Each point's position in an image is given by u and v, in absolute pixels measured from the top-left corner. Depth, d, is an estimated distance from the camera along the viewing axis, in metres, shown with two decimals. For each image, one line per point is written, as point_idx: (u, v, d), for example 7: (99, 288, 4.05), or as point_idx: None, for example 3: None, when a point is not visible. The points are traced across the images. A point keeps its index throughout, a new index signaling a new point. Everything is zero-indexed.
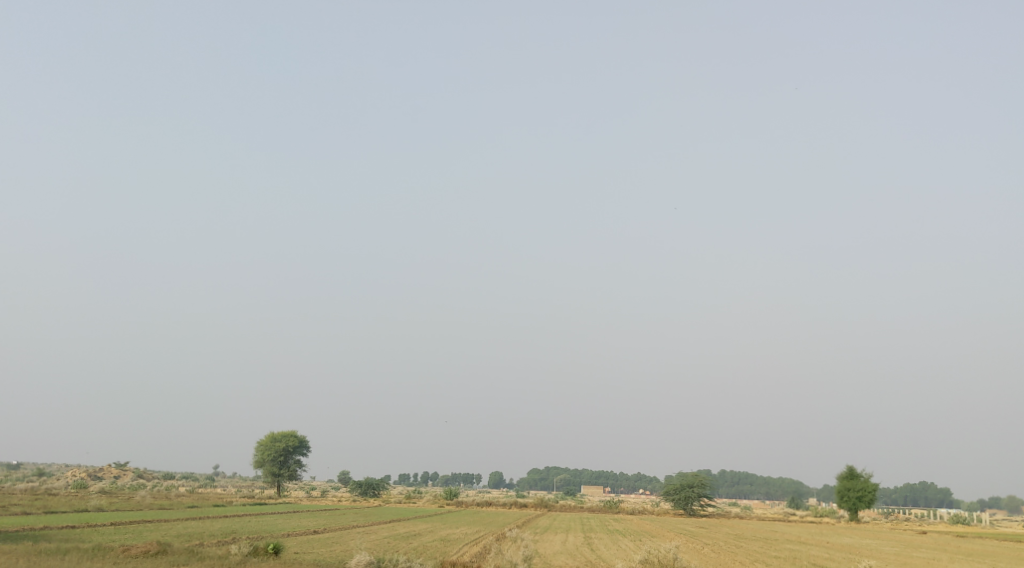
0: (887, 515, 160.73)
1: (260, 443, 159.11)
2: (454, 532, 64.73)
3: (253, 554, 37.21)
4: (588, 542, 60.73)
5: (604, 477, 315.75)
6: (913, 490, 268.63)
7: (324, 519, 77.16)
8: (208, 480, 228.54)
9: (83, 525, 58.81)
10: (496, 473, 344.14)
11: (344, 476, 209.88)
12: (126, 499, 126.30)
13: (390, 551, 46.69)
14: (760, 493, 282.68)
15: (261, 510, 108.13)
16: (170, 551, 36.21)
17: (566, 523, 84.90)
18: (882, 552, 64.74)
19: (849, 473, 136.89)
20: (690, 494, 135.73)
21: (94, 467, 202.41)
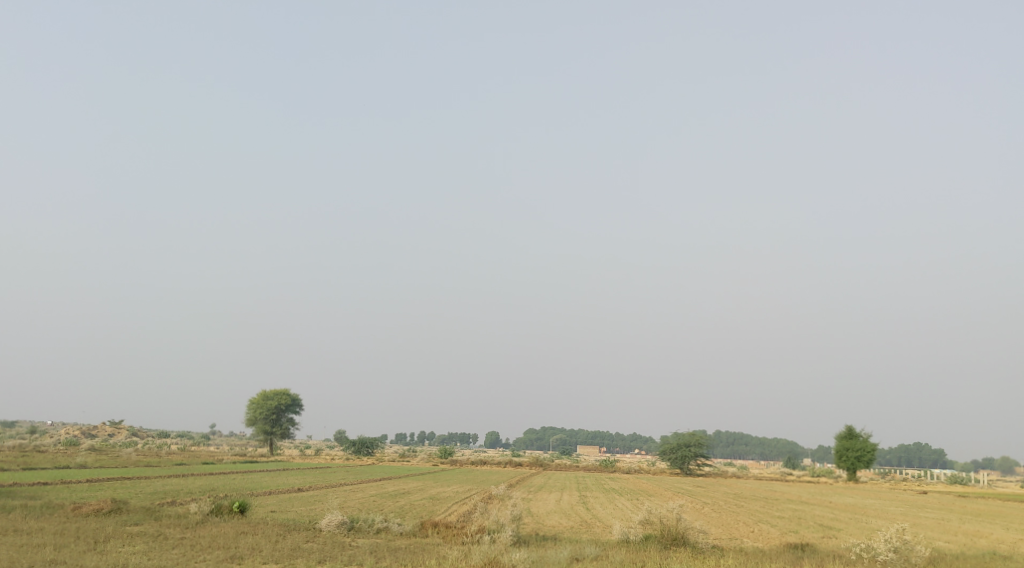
0: (886, 476, 158.59)
1: (252, 402, 156.64)
2: (445, 490, 62.31)
3: (216, 513, 34.29)
4: (585, 501, 57.99)
5: (599, 437, 315.03)
6: (907, 451, 267.90)
7: (313, 478, 74.70)
8: (203, 439, 227.25)
9: (54, 482, 56.33)
10: (492, 433, 342.95)
11: (340, 434, 207.90)
12: (115, 457, 124.08)
13: (372, 509, 43.91)
14: (755, 454, 282.82)
15: (252, 468, 105.78)
16: (125, 510, 33.33)
17: (562, 482, 82.36)
18: (888, 512, 62.01)
19: (848, 432, 134.58)
20: (687, 453, 133.61)
21: (87, 424, 200.26)
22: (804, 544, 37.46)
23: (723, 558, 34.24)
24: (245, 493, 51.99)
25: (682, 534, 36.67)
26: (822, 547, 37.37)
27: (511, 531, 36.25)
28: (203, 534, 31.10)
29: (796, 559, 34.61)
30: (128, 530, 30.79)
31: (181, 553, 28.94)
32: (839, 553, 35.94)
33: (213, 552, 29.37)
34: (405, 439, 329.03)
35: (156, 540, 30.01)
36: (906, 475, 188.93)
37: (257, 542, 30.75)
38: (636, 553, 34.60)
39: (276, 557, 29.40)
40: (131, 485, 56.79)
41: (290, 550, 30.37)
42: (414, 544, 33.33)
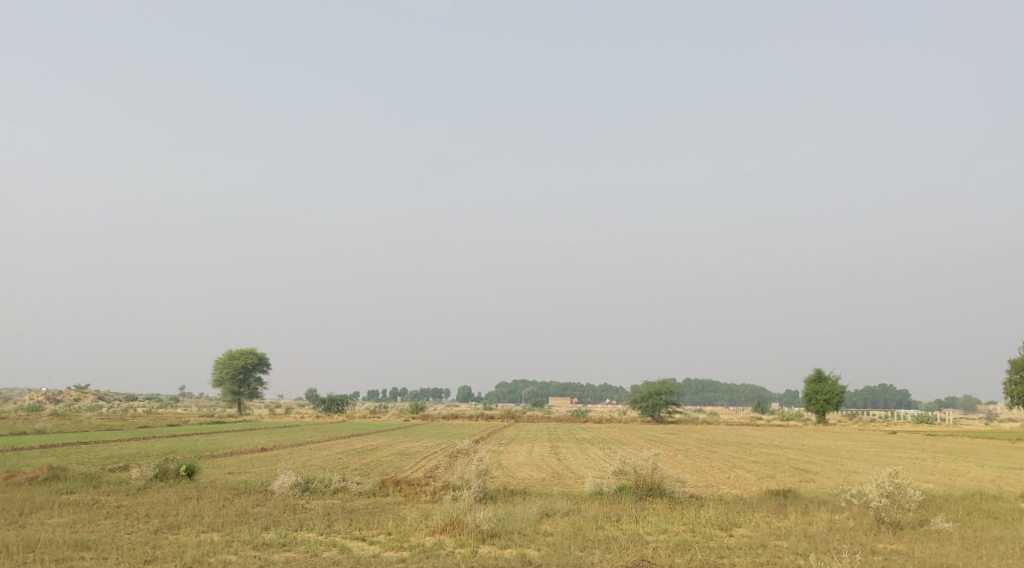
0: (853, 417, 159.43)
1: (218, 362, 154.10)
2: (413, 445, 60.87)
3: (160, 478, 32.34)
4: (556, 452, 56.76)
5: (570, 389, 315.54)
6: (874, 392, 270.65)
7: (279, 436, 73.10)
8: (171, 401, 224.77)
9: (5, 449, 54.27)
10: (463, 387, 342.45)
11: (310, 393, 206.06)
12: (78, 422, 121.79)
13: (334, 467, 42.21)
14: (724, 400, 284.81)
15: (218, 429, 104.34)
16: (62, 478, 31.33)
17: (532, 434, 81.50)
18: (863, 453, 61.10)
19: (817, 376, 134.45)
20: (658, 402, 133.00)
21: (51, 389, 196.72)
22: (787, 489, 36.06)
23: (703, 508, 32.75)
24: (202, 454, 50.32)
25: (658, 484, 35.14)
26: (805, 492, 35.97)
27: (476, 487, 34.59)
28: (143, 501, 29.18)
29: (779, 507, 33.16)
30: (60, 498, 28.82)
31: (114, 523, 27.03)
32: (826, 499, 34.52)
33: (152, 520, 27.49)
34: (377, 396, 328.73)
35: (90, 509, 28.07)
36: (873, 415, 190.06)
37: (200, 508, 28.84)
38: (611, 506, 33.07)
39: (219, 525, 27.58)
40: (87, 450, 55.06)
41: (235, 516, 28.47)
42: (374, 505, 31.60)
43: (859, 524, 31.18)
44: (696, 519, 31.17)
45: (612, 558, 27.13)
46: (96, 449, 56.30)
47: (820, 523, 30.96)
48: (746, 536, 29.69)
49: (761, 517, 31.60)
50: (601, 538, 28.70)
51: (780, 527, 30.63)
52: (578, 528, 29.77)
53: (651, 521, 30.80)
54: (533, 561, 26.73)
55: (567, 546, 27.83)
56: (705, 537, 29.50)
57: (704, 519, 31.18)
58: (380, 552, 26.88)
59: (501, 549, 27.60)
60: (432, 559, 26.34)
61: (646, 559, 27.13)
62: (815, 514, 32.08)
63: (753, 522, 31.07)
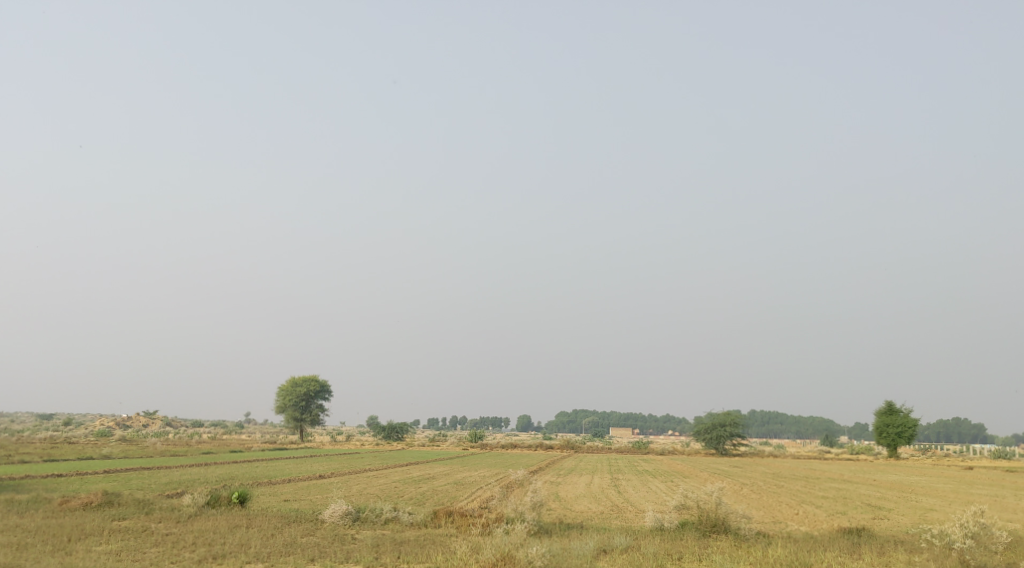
0: (926, 451, 154.83)
1: (281, 389, 155.31)
2: (470, 475, 60.20)
3: (211, 505, 32.01)
4: (616, 484, 55.58)
5: (631, 419, 312.06)
6: (947, 426, 262.88)
7: (337, 464, 72.95)
8: (236, 427, 227.25)
9: (68, 473, 54.78)
10: (524, 416, 341.23)
11: (372, 420, 206.59)
12: (145, 447, 123.28)
13: (389, 496, 41.60)
14: (790, 433, 279.08)
15: (280, 455, 104.69)
16: (116, 503, 31.18)
17: (593, 465, 80.23)
18: (937, 489, 58.70)
19: (889, 408, 130.74)
20: (722, 434, 130.46)
21: (120, 415, 200.07)
22: (860, 528, 34.42)
23: (771, 546, 31.27)
24: (259, 481, 50.20)
25: (722, 520, 33.81)
26: (879, 531, 34.29)
27: (531, 521, 33.61)
28: (192, 528, 28.81)
29: (852, 546, 31.61)
30: (111, 525, 28.63)
31: (159, 551, 26.69)
32: (904, 540, 32.80)
33: (198, 550, 27.05)
34: (438, 424, 328.95)
35: (137, 537, 27.78)
36: (946, 450, 184.24)
37: (248, 537, 28.37)
38: (672, 543, 31.84)
39: (265, 555, 27.05)
40: (148, 475, 55.42)
41: (282, 546, 27.94)
42: (425, 536, 30.84)
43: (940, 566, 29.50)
44: (763, 558, 29.80)
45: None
46: (157, 474, 56.61)
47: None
48: None
49: (834, 557, 30.06)
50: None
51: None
52: None
53: (715, 561, 29.51)
54: None
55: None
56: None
57: (772, 558, 29.78)
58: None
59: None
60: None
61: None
62: (894, 557, 30.52)
63: (825, 563, 29.53)
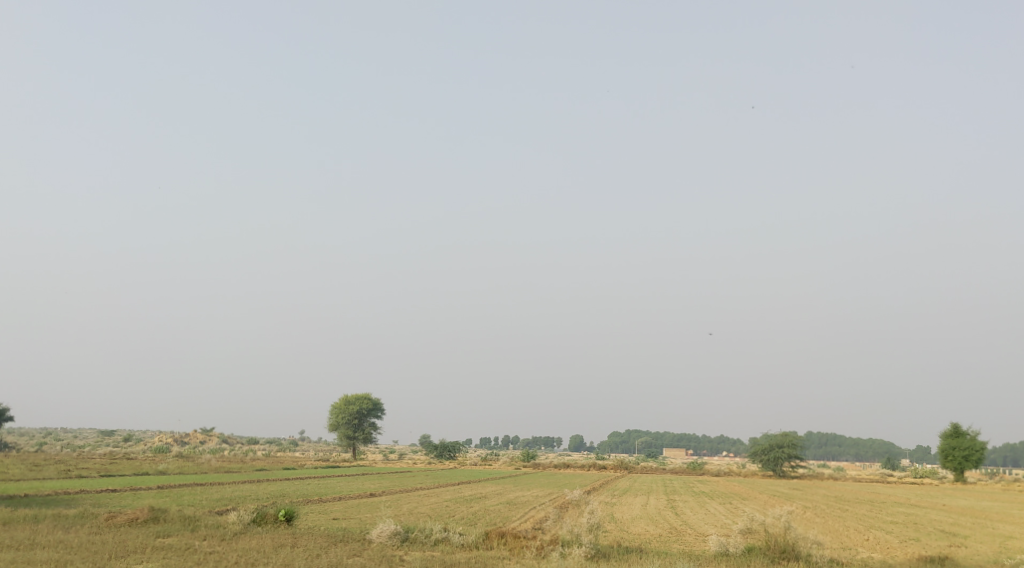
0: (993, 475, 149.98)
1: (334, 407, 155.48)
2: (523, 494, 59.00)
3: (257, 523, 31.26)
4: (672, 506, 53.96)
5: (686, 440, 308.06)
6: (1013, 449, 255.40)
7: (389, 482, 72.10)
8: (291, 444, 228.13)
9: (120, 489, 54.60)
10: (576, 435, 338.80)
11: (424, 439, 206.02)
12: (199, 464, 123.84)
13: (440, 516, 40.61)
14: (849, 455, 273.22)
15: (331, 473, 104.37)
16: (162, 519, 30.57)
17: (649, 485, 78.44)
18: (1011, 516, 56.20)
19: (954, 431, 126.88)
20: (780, 455, 127.43)
21: (177, 431, 201.88)
22: (941, 556, 32.56)
23: None
24: (309, 499, 49.54)
25: (792, 547, 32.18)
26: (961, 560, 32.37)
27: (588, 544, 32.32)
28: (238, 547, 28.05)
29: None
30: (155, 542, 27.99)
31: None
32: None
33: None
34: (490, 443, 327.91)
35: (180, 555, 27.07)
36: (1014, 475, 178.56)
37: (293, 557, 27.51)
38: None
39: None
40: (200, 491, 55.12)
41: None
42: (477, 559, 29.74)
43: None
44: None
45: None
46: (208, 491, 56.23)
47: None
48: None
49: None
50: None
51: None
52: None
53: None
54: None
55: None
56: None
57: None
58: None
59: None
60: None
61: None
62: None
63: None
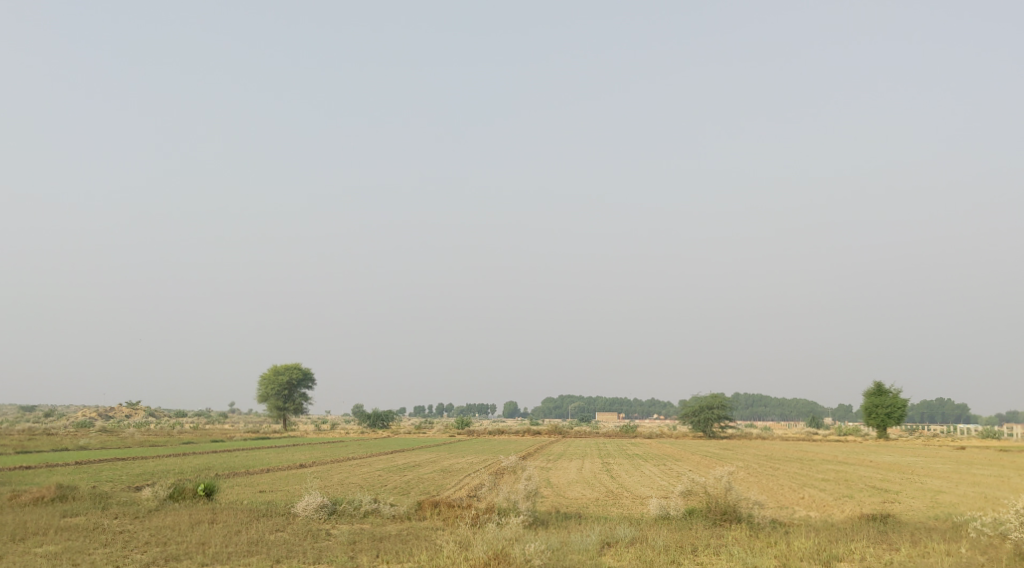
0: (915, 432, 153.69)
1: (263, 378, 152.65)
2: (457, 462, 58.14)
3: (175, 498, 29.78)
4: (608, 470, 53.39)
5: (617, 404, 311.05)
6: (930, 406, 263.19)
7: (320, 452, 70.54)
8: (220, 416, 224.37)
9: (36, 465, 52.38)
10: (509, 402, 339.87)
11: (357, 408, 204.18)
12: (125, 438, 120.63)
13: (370, 486, 39.35)
14: (775, 415, 278.69)
15: (261, 445, 102.54)
16: (71, 497, 28.91)
17: (582, 449, 78.05)
18: (936, 470, 56.98)
19: (877, 389, 129.33)
20: (710, 417, 128.61)
21: (103, 405, 197.05)
22: (883, 514, 32.30)
23: (792, 536, 29.11)
24: (236, 471, 47.94)
25: (732, 508, 31.73)
26: (903, 517, 32.12)
27: (525, 512, 31.44)
28: (151, 526, 26.68)
29: (880, 534, 29.44)
30: (59, 522, 26.35)
31: (106, 553, 24.49)
32: (932, 525, 30.69)
33: (151, 551, 24.83)
34: (423, 411, 327.34)
35: (86, 536, 25.55)
36: (932, 431, 183.61)
37: (210, 534, 26.24)
38: (681, 534, 29.62)
39: (225, 555, 24.84)
40: (122, 466, 53.20)
41: (248, 544, 25.79)
42: (407, 530, 28.68)
43: (990, 559, 26.35)
44: (789, 552, 27.35)
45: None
46: (132, 465, 54.24)
47: (945, 558, 26.61)
48: None
49: (869, 549, 27.63)
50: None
51: (889, 562, 26.77)
52: (647, 563, 26.28)
53: (736, 555, 27.15)
54: None
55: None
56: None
57: (799, 552, 27.31)
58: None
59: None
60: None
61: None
62: (922, 541, 28.45)
63: (855, 555, 27.21)
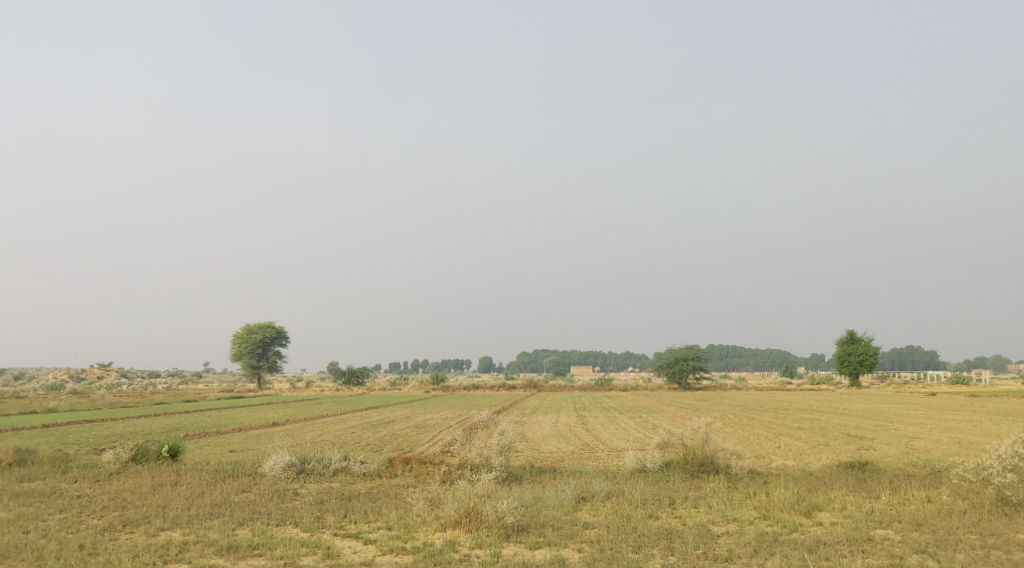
0: (886, 379, 155.12)
1: (236, 337, 151.43)
2: (431, 417, 57.67)
3: (138, 460, 29.10)
4: (583, 423, 53.11)
5: (592, 357, 312.51)
6: (900, 354, 266.46)
7: (293, 410, 69.88)
8: (194, 376, 223.12)
9: (3, 429, 51.44)
10: (485, 358, 340.75)
11: (332, 366, 203.41)
12: (96, 400, 119.25)
13: (342, 444, 38.77)
14: (748, 366, 281.20)
15: (235, 405, 101.69)
16: (29, 461, 28.19)
17: (557, 403, 77.94)
18: (909, 417, 57.15)
19: (850, 337, 130.11)
20: (684, 368, 129.01)
21: (75, 368, 195.40)
22: (861, 462, 32.11)
23: (770, 486, 28.83)
24: (206, 430, 47.22)
25: (710, 460, 31.45)
26: (881, 465, 31.91)
27: (499, 467, 31.04)
28: (110, 490, 26.04)
29: (860, 483, 29.17)
30: (15, 488, 25.62)
31: (61, 519, 23.82)
32: (911, 472, 30.46)
33: (109, 517, 24.18)
34: (399, 368, 327.48)
35: (42, 501, 24.90)
36: (902, 377, 185.66)
37: (171, 498, 25.61)
38: (658, 487, 29.27)
39: (186, 519, 24.22)
40: (90, 428, 52.34)
41: (210, 507, 25.19)
42: (378, 489, 28.14)
43: (972, 505, 26.15)
44: (768, 503, 27.03)
45: (674, 560, 23.13)
46: (100, 427, 53.39)
47: (926, 505, 26.38)
48: (837, 525, 25.33)
49: (849, 498, 27.37)
50: (656, 531, 24.68)
51: (870, 509, 26.50)
52: (624, 518, 25.90)
53: (714, 508, 26.78)
54: (571, 563, 22.88)
55: (617, 548, 23.66)
56: (789, 528, 25.05)
57: (778, 502, 27.02)
58: (373, 557, 22.88)
59: (531, 549, 23.69)
60: (440, 562, 22.62)
61: (719, 560, 23.13)
62: (902, 488, 28.22)
63: (836, 504, 26.92)
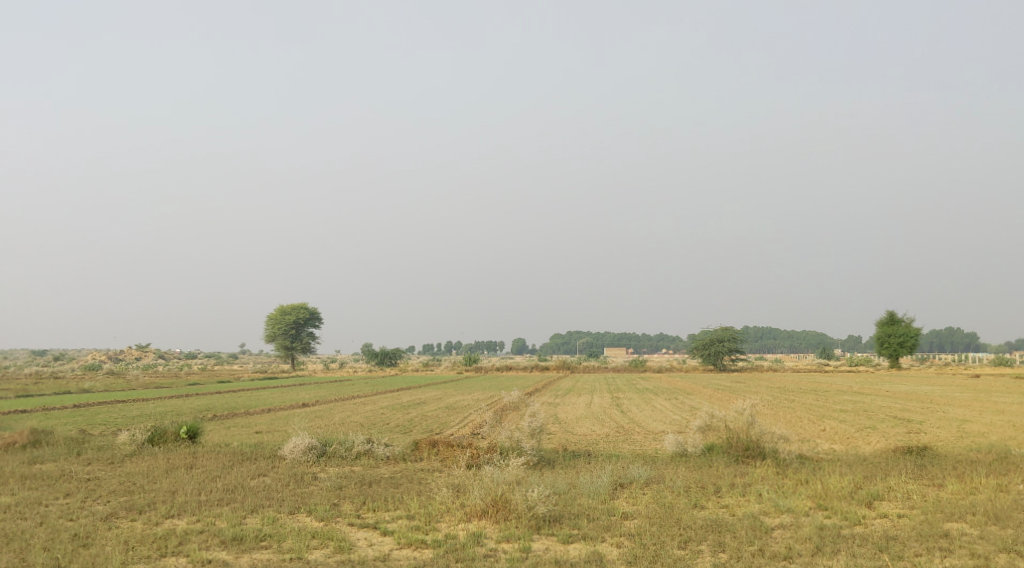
0: (924, 360, 152.26)
1: (270, 318, 151.42)
2: (464, 399, 56.58)
3: (154, 442, 28.22)
4: (617, 404, 51.83)
5: (626, 339, 310.48)
6: (939, 335, 262.05)
7: (325, 391, 69.15)
8: (230, 358, 223.97)
9: (32, 409, 51.00)
10: (518, 339, 339.97)
11: (367, 347, 203.31)
12: (130, 381, 119.60)
13: (370, 425, 37.77)
14: (784, 347, 277.89)
15: (269, 385, 101.77)
16: (44, 442, 27.41)
17: (591, 384, 76.48)
18: (957, 398, 55.33)
19: (890, 318, 127.41)
20: (720, 349, 127.08)
21: (112, 349, 196.98)
22: (918, 446, 30.53)
23: (821, 473, 27.36)
24: (235, 411, 46.54)
25: (755, 444, 30.04)
26: (940, 449, 30.36)
27: (530, 451, 29.84)
28: (121, 473, 25.20)
29: (921, 469, 27.62)
30: (25, 470, 24.83)
31: (63, 505, 22.95)
32: (975, 458, 28.89)
33: (113, 502, 23.29)
34: (433, 350, 327.47)
35: (50, 485, 24.07)
36: (943, 359, 182.22)
37: (182, 483, 24.66)
38: (702, 473, 27.89)
39: (192, 506, 23.26)
40: (119, 408, 51.85)
41: (222, 493, 24.21)
42: (402, 474, 27.04)
43: None
44: (823, 492, 25.57)
45: (724, 558, 21.78)
46: (130, 407, 52.91)
47: (998, 495, 24.83)
48: (901, 518, 23.83)
49: (911, 486, 25.92)
50: (702, 524, 23.32)
51: (935, 500, 24.99)
52: (666, 507, 24.58)
53: (764, 497, 25.38)
54: (607, 559, 21.63)
55: (659, 543, 22.32)
56: (851, 522, 23.60)
57: (834, 490, 25.58)
58: (390, 551, 21.74)
59: (564, 544, 22.43)
60: (464, 558, 21.41)
61: (777, 558, 21.67)
62: (971, 476, 26.61)
63: (898, 495, 25.42)
